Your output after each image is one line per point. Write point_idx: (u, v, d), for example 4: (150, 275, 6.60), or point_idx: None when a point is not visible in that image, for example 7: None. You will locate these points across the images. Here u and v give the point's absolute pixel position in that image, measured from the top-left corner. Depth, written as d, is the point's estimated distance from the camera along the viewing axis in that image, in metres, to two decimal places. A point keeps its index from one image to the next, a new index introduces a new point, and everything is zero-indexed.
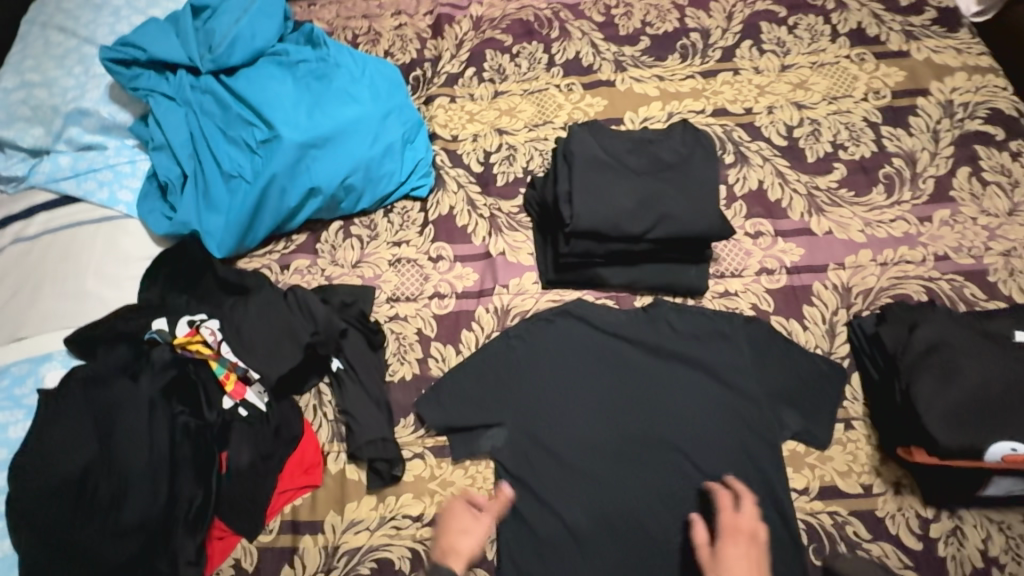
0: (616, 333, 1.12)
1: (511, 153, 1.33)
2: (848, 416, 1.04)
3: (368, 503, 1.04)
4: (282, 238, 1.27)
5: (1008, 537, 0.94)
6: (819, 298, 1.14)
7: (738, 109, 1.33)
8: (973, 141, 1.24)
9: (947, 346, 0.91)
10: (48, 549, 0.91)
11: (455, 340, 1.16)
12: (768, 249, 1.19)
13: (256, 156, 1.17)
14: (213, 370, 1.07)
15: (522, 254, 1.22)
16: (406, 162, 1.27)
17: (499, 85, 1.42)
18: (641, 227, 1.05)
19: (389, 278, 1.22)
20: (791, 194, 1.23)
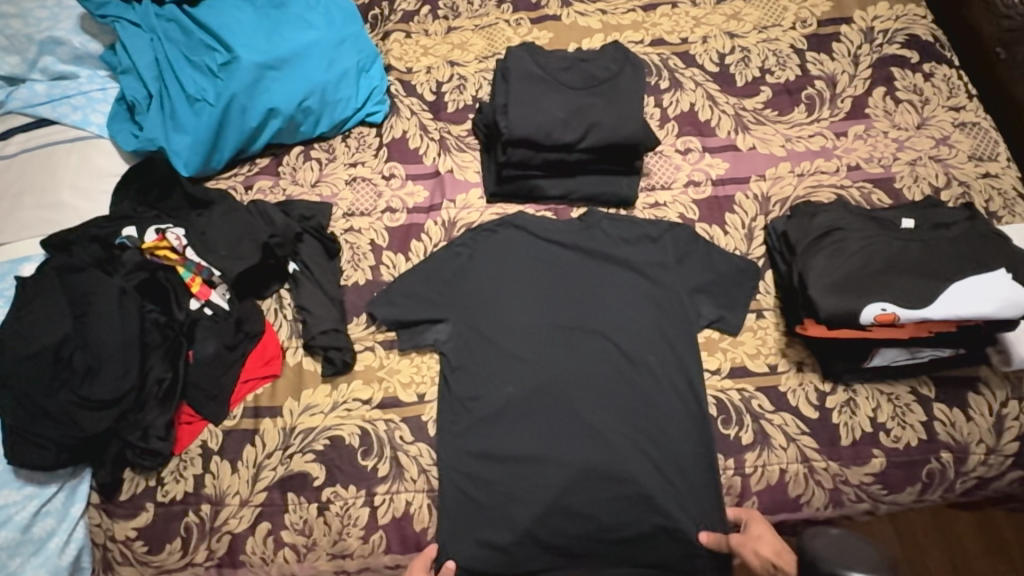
0: (552, 239, 1.22)
1: (462, 83, 1.42)
2: (760, 307, 1.14)
3: (322, 390, 1.14)
4: (246, 162, 1.35)
5: (895, 405, 1.05)
6: (740, 207, 1.24)
7: (675, 39, 1.42)
8: (889, 64, 1.33)
9: (839, 230, 1.01)
10: (36, 417, 1.04)
11: (405, 249, 1.25)
12: (695, 163, 1.28)
13: (218, 79, 1.26)
14: (180, 274, 1.17)
15: (469, 172, 1.31)
16: (362, 89, 1.36)
17: (452, 22, 1.50)
18: (572, 135, 1.15)
19: (346, 195, 1.31)
20: (719, 114, 1.33)
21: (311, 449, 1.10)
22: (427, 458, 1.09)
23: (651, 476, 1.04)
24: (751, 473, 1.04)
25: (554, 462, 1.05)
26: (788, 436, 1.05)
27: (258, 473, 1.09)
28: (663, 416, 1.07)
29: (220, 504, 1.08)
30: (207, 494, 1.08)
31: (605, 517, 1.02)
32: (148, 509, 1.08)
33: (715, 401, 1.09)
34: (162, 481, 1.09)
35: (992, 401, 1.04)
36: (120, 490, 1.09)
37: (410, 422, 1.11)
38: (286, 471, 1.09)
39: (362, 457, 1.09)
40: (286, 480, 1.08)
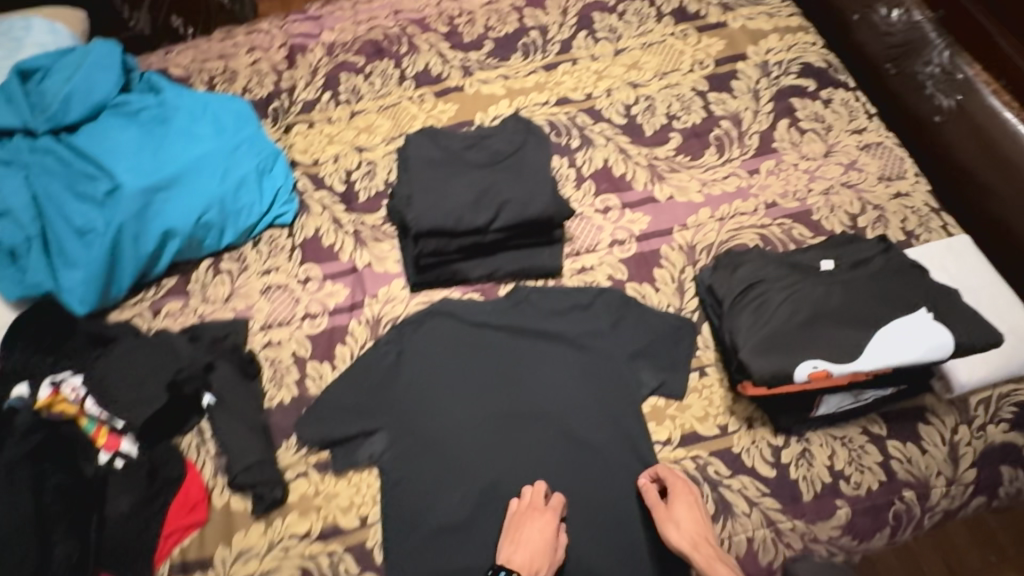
0: (481, 322, 1.17)
1: (372, 168, 1.38)
2: (702, 364, 1.11)
3: (256, 530, 1.04)
4: (151, 284, 1.26)
5: (850, 449, 1.02)
6: (667, 259, 1.21)
7: (579, 96, 1.41)
8: (789, 95, 1.35)
9: (762, 283, 0.99)
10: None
11: (330, 357, 1.18)
12: (617, 221, 1.26)
13: (104, 207, 1.18)
14: (84, 427, 1.07)
15: (388, 263, 1.26)
16: (266, 191, 1.29)
17: (355, 106, 1.46)
18: (484, 217, 1.10)
19: (261, 306, 1.24)
20: (633, 167, 1.31)
21: None
22: None
23: (614, 568, 0.98)
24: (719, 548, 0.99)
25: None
26: (749, 500, 1.01)
27: None
28: (620, 499, 1.02)
29: None
30: None
31: None
32: None
33: None
34: None
35: (942, 429, 1.02)
36: None
37: (354, 552, 1.02)
38: None
39: None
40: None
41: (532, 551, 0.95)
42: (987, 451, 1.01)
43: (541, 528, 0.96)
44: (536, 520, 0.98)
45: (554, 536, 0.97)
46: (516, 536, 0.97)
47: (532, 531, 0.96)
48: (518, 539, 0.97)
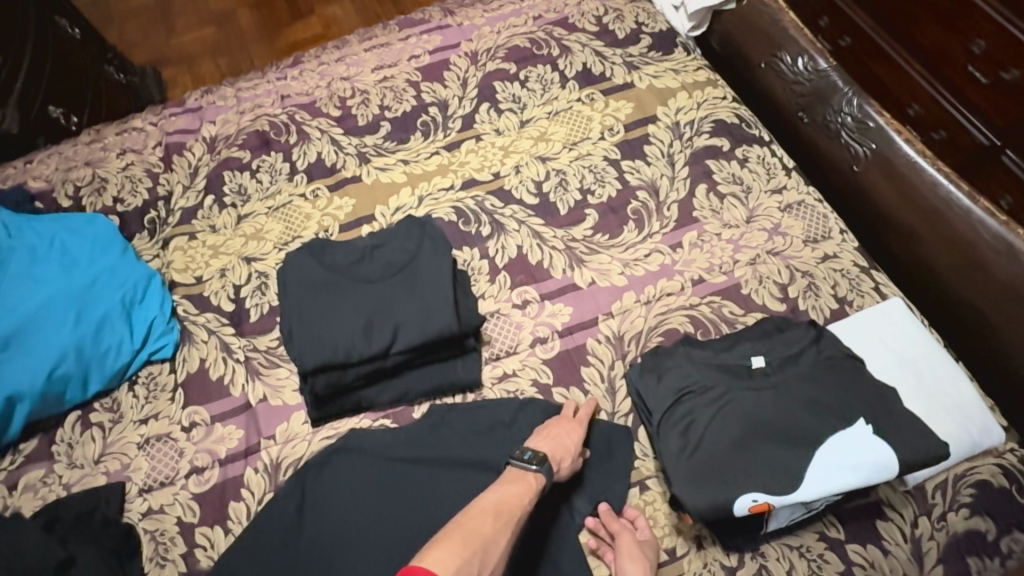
0: (393, 456, 1.03)
1: (263, 281, 1.23)
2: (642, 477, 1.00)
3: None
4: (7, 453, 1.08)
5: (809, 560, 0.92)
6: (594, 355, 1.11)
7: (487, 176, 1.31)
8: (704, 156, 1.28)
9: (688, 393, 0.90)
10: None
11: (223, 518, 1.02)
12: (537, 316, 1.15)
13: None
14: None
15: (286, 393, 1.11)
16: (136, 326, 1.15)
17: (242, 208, 1.32)
18: (379, 343, 0.98)
19: (140, 464, 1.07)
20: (549, 253, 1.21)
21: None
22: None
23: None
24: None
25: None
26: None
27: None
28: None
29: None
30: None
31: None
32: None
33: None
34: None
35: (902, 524, 0.94)
36: None
37: None
38: None
39: None
40: None
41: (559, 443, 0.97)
42: (953, 544, 0.92)
43: (572, 427, 0.99)
44: (567, 420, 1.01)
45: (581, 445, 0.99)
46: (548, 430, 0.99)
47: (562, 431, 0.98)
48: (551, 432, 0.98)
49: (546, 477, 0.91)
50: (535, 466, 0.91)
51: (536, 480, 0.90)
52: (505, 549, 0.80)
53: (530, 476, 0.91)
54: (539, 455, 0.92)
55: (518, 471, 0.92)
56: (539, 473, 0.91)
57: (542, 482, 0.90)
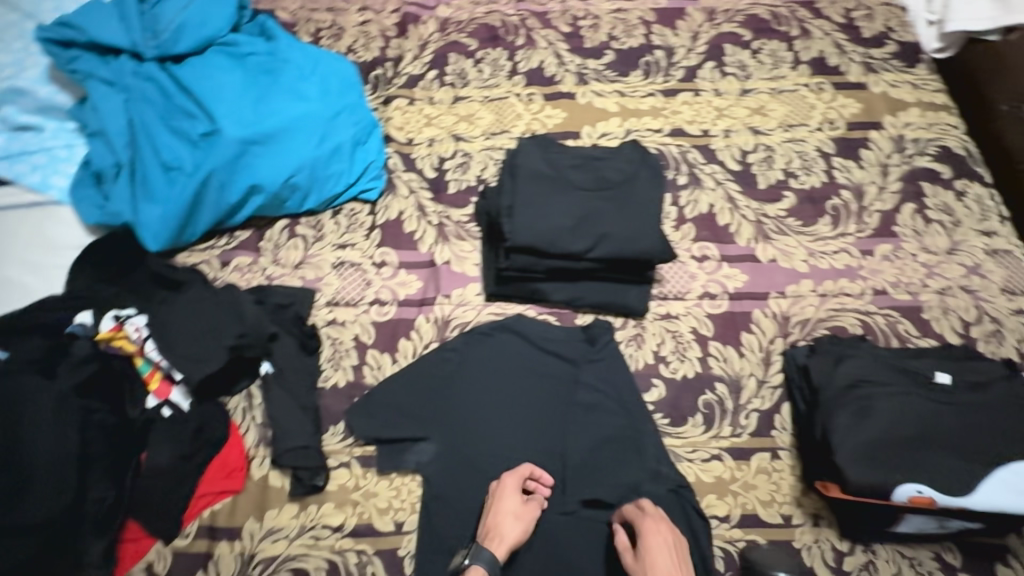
0: (550, 350, 1.12)
1: (466, 161, 1.32)
2: (776, 446, 1.05)
3: (288, 511, 1.02)
4: (224, 234, 1.24)
5: (918, 572, 0.95)
6: (758, 325, 1.15)
7: (696, 130, 1.33)
8: (920, 177, 1.26)
9: (866, 382, 0.93)
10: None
11: (392, 349, 1.14)
12: (712, 273, 1.19)
13: (197, 150, 1.14)
14: (139, 367, 1.05)
15: (467, 264, 1.21)
16: (357, 163, 1.25)
17: (459, 91, 1.40)
18: (581, 245, 1.05)
19: (332, 281, 1.20)
20: (739, 219, 1.24)
21: None
22: None
23: None
24: None
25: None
26: None
27: None
28: None
29: None
30: None
31: None
32: None
33: (722, 553, 0.98)
34: None
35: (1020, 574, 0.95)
36: None
37: (383, 557, 0.99)
38: None
39: None
40: None
41: (501, 525, 0.94)
42: None
43: (509, 508, 0.96)
44: (505, 493, 0.97)
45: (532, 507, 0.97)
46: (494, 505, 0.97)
47: (499, 506, 0.96)
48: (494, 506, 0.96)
49: (492, 566, 0.91)
50: (476, 556, 0.92)
51: (476, 572, 0.90)
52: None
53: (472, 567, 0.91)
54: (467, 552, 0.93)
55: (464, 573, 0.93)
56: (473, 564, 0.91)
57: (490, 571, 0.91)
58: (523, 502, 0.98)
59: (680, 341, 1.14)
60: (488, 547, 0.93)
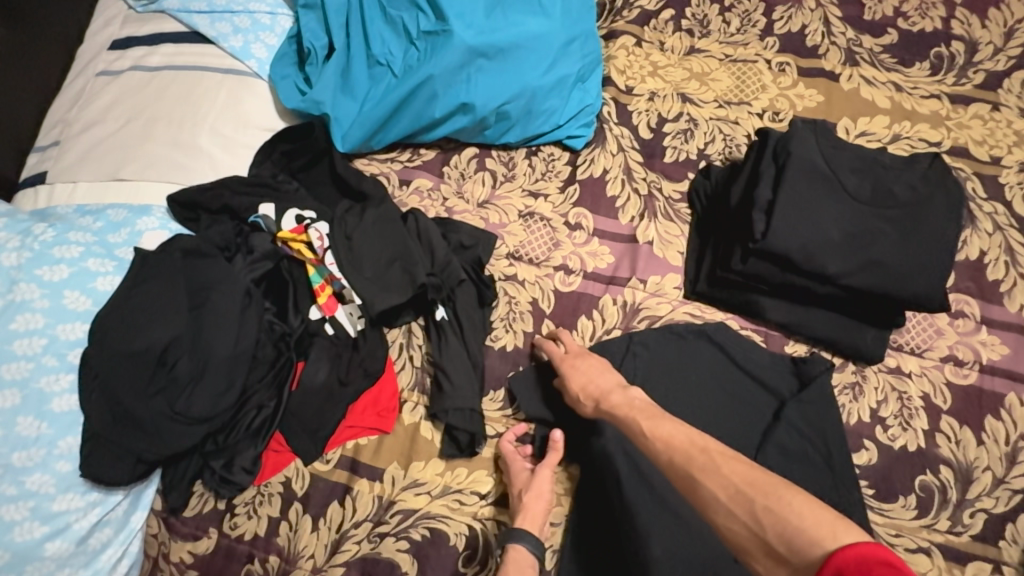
0: (754, 375, 0.96)
1: (690, 127, 1.12)
2: (1001, 560, 0.88)
3: (434, 467, 0.95)
4: (408, 149, 1.11)
5: None
6: (1009, 413, 0.94)
7: (984, 154, 1.07)
8: None
9: None
10: (101, 408, 0.84)
11: (571, 325, 1.02)
12: (964, 335, 0.98)
13: (415, 49, 1.01)
14: (310, 276, 0.97)
15: (671, 251, 1.05)
16: (573, 103, 1.08)
17: (696, 41, 1.18)
18: (840, 266, 0.87)
19: (515, 231, 1.06)
20: (1015, 278, 1.00)
21: (406, 536, 0.92)
22: None
23: None
24: None
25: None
26: None
27: (340, 542, 0.92)
28: None
29: (290, 563, 0.92)
30: (278, 546, 0.92)
31: None
32: (211, 536, 0.92)
33: None
34: (233, 510, 0.93)
35: None
36: (186, 505, 0.93)
37: None
38: (372, 551, 0.92)
39: (462, 567, 0.90)
40: (370, 562, 0.91)
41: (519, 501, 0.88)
42: None
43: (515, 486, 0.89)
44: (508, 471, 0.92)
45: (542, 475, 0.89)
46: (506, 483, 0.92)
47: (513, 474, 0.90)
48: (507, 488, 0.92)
49: (530, 541, 0.84)
50: (514, 537, 0.85)
51: (516, 549, 0.84)
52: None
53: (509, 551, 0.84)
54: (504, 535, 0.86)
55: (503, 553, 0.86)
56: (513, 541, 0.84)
57: (530, 546, 0.84)
58: (529, 472, 0.90)
59: (907, 405, 0.96)
60: (523, 526, 0.86)
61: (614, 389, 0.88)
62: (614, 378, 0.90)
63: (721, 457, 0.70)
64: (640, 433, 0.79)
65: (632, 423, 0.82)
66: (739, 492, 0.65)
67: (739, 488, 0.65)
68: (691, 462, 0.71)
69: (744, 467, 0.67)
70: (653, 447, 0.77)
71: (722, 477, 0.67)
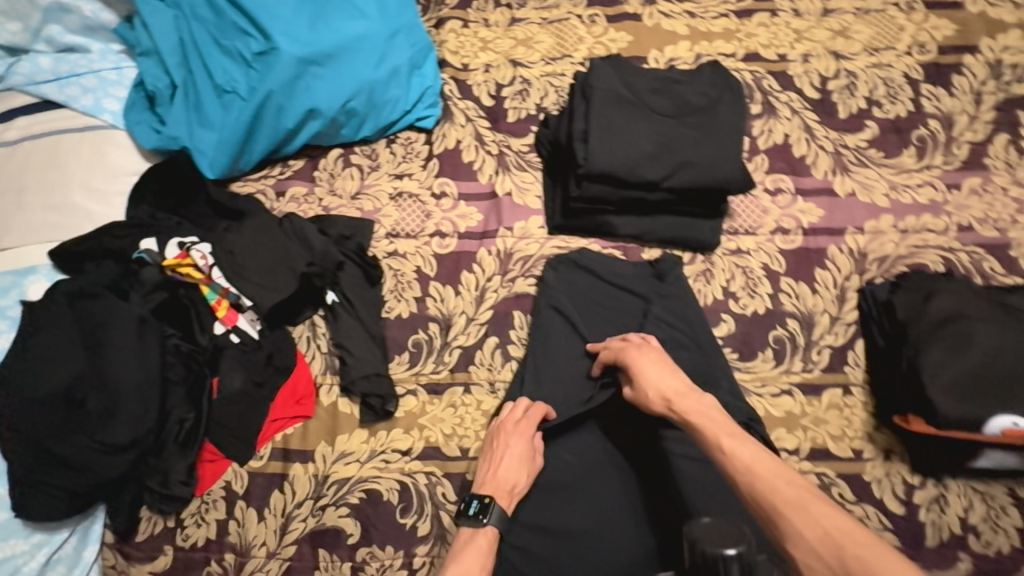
0: (621, 285, 1.09)
1: (525, 87, 1.25)
2: (848, 382, 1.03)
3: (359, 436, 1.04)
4: (278, 164, 1.20)
5: (989, 507, 0.96)
6: (833, 262, 1.10)
7: (772, 55, 1.24)
8: (1016, 106, 1.17)
9: (961, 317, 0.92)
10: (27, 457, 0.91)
11: (455, 282, 1.13)
12: (785, 207, 1.14)
13: (252, 71, 1.09)
14: (206, 295, 1.05)
15: (529, 197, 1.17)
16: (414, 88, 1.19)
17: (516, 12, 1.31)
18: (658, 173, 1.00)
19: (390, 212, 1.17)
20: (816, 151, 1.17)
21: (345, 503, 1.01)
22: None
23: None
24: None
25: (613, 554, 0.90)
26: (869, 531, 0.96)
27: (287, 524, 1.00)
28: None
29: (245, 554, 0.99)
30: (231, 543, 0.99)
31: None
32: (166, 552, 0.99)
33: None
34: (182, 523, 1.00)
35: None
36: (137, 530, 0.99)
37: (453, 479, 1.01)
38: (318, 524, 1.00)
39: (401, 515, 1.00)
40: (318, 533, 1.00)
41: (502, 475, 0.91)
42: None
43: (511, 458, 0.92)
44: (513, 443, 0.94)
45: (531, 450, 0.94)
46: (490, 453, 0.94)
47: (511, 454, 0.93)
48: (493, 454, 0.94)
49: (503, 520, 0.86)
50: (491, 514, 0.86)
51: (491, 534, 0.85)
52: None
53: (480, 530, 0.85)
54: (484, 506, 0.86)
55: (467, 528, 0.86)
56: (489, 525, 0.85)
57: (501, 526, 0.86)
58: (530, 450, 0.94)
59: (751, 277, 1.10)
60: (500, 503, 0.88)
61: (682, 396, 0.86)
62: (683, 379, 0.89)
63: (811, 494, 0.66)
64: (716, 447, 0.75)
65: (709, 433, 0.77)
66: (828, 535, 0.62)
67: (828, 530, 0.62)
68: (777, 494, 0.66)
69: (839, 513, 0.63)
70: (728, 465, 0.73)
71: (810, 517, 0.63)
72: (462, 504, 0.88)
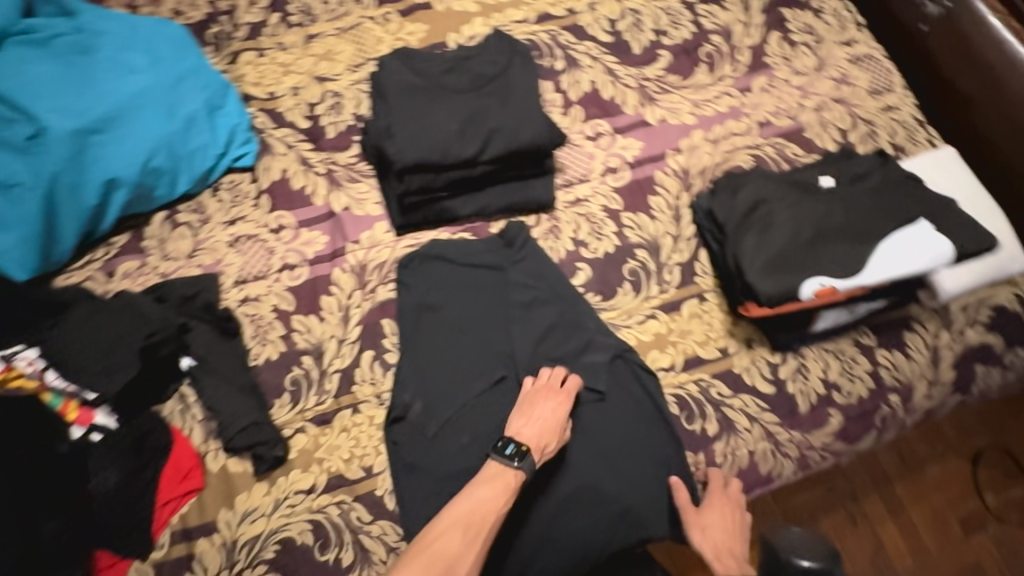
0: (475, 263, 1.11)
1: (338, 100, 1.24)
2: (701, 290, 1.11)
3: (259, 490, 1.01)
4: (99, 245, 1.12)
5: (842, 361, 1.06)
6: (662, 186, 1.17)
7: (561, 11, 1.29)
8: (779, 5, 1.29)
9: (766, 202, 1.03)
10: None
11: (316, 309, 1.11)
12: (609, 148, 1.20)
13: (30, 156, 1.03)
14: (49, 402, 0.98)
15: (368, 205, 1.17)
16: (220, 130, 1.16)
17: (309, 29, 1.30)
18: (472, 148, 1.05)
19: (232, 260, 1.13)
20: (622, 89, 1.23)
21: (262, 560, 0.98)
22: (391, 535, 0.99)
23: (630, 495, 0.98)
24: (722, 463, 1.02)
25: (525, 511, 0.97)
26: (750, 417, 1.04)
27: None
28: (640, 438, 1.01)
29: None
30: None
31: (585, 544, 0.96)
32: None
33: (675, 398, 1.05)
34: None
35: (925, 336, 1.08)
36: None
37: (364, 500, 1.01)
38: None
39: (321, 552, 0.98)
40: None
41: (540, 432, 0.96)
42: (964, 352, 1.08)
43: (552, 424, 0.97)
44: (549, 408, 0.98)
45: (565, 418, 0.98)
46: (527, 412, 0.98)
47: (552, 416, 0.98)
48: (530, 415, 0.98)
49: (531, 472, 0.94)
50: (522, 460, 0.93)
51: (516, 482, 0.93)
52: (478, 555, 0.87)
53: (510, 473, 0.93)
54: (521, 451, 0.94)
55: (498, 466, 0.94)
56: (519, 471, 0.93)
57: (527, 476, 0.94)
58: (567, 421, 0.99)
59: (595, 221, 1.16)
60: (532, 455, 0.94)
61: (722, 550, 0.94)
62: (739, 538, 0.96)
63: None
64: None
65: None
66: None
67: None
68: None
69: None
70: None
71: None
72: (499, 443, 0.95)
